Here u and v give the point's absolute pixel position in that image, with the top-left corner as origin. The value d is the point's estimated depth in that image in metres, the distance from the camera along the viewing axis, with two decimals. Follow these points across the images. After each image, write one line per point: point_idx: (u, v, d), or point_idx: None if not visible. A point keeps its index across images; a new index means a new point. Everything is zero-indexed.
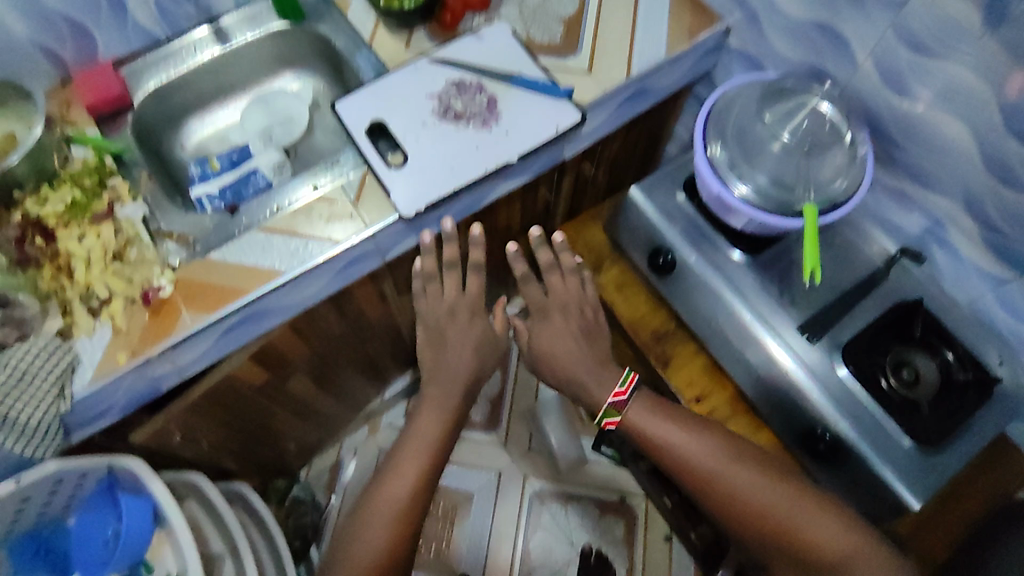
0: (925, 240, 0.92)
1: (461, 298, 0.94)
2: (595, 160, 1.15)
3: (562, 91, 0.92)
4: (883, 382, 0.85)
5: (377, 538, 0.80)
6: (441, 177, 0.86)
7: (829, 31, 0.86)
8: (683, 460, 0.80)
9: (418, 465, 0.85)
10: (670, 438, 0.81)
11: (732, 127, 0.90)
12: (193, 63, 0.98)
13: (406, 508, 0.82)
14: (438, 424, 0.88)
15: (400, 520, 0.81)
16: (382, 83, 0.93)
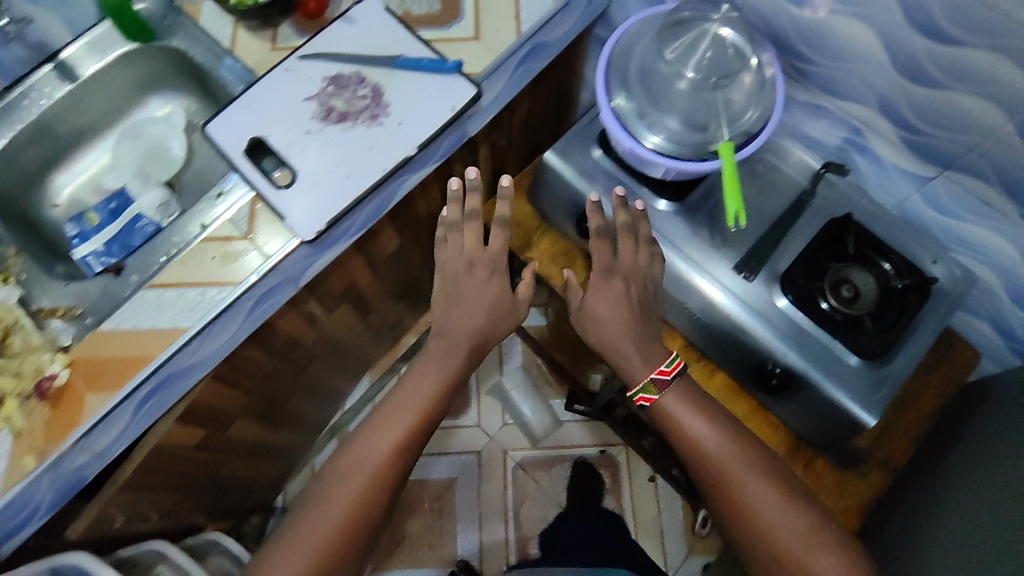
0: (846, 150, 0.89)
1: (482, 253, 0.91)
2: (507, 124, 1.09)
3: (450, 66, 0.84)
4: (822, 302, 0.84)
5: (343, 494, 0.80)
6: (338, 189, 0.79)
7: None
8: (699, 448, 0.82)
9: (398, 429, 0.84)
10: (702, 435, 0.82)
11: (636, 71, 0.83)
12: (39, 109, 0.89)
13: (380, 470, 0.82)
14: (423, 388, 0.87)
15: (370, 482, 0.81)
16: (254, 93, 0.84)
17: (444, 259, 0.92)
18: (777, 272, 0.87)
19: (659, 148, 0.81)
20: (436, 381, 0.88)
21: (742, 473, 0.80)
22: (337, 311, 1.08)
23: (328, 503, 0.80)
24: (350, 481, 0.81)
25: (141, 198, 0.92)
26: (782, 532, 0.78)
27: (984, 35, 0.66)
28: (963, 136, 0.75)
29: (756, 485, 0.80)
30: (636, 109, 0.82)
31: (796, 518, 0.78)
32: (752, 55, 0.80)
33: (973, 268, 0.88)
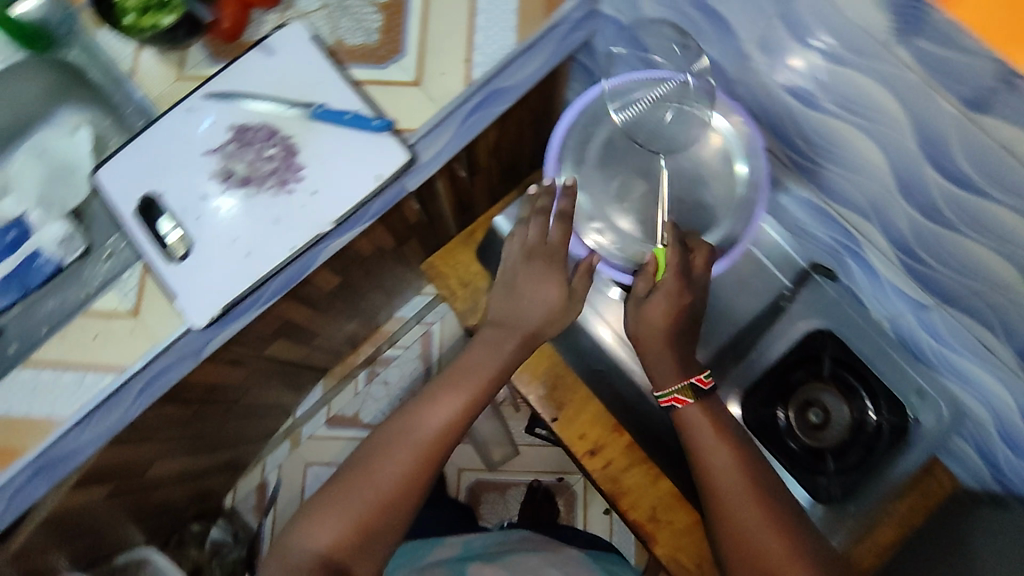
0: (839, 254, 0.75)
1: (542, 244, 0.74)
2: (468, 167, 0.95)
3: (376, 124, 0.71)
4: (780, 418, 0.76)
5: (395, 463, 0.69)
6: (234, 268, 0.69)
7: (707, 10, 0.64)
8: (699, 455, 0.70)
9: (463, 394, 0.72)
10: (700, 434, 0.70)
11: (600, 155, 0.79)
12: None
13: (432, 443, 0.70)
14: (494, 358, 0.74)
15: (427, 450, 0.70)
16: (148, 136, 0.73)
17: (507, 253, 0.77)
18: (740, 382, 0.78)
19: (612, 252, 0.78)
20: (508, 353, 0.75)
21: (732, 481, 0.68)
22: (273, 347, 1.00)
23: (371, 475, 0.68)
24: (402, 450, 0.69)
25: (41, 231, 0.83)
26: (767, 558, 0.64)
27: (1008, 192, 0.50)
28: (968, 282, 0.61)
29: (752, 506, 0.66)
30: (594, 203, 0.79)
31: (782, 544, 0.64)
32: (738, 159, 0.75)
33: (966, 403, 0.71)
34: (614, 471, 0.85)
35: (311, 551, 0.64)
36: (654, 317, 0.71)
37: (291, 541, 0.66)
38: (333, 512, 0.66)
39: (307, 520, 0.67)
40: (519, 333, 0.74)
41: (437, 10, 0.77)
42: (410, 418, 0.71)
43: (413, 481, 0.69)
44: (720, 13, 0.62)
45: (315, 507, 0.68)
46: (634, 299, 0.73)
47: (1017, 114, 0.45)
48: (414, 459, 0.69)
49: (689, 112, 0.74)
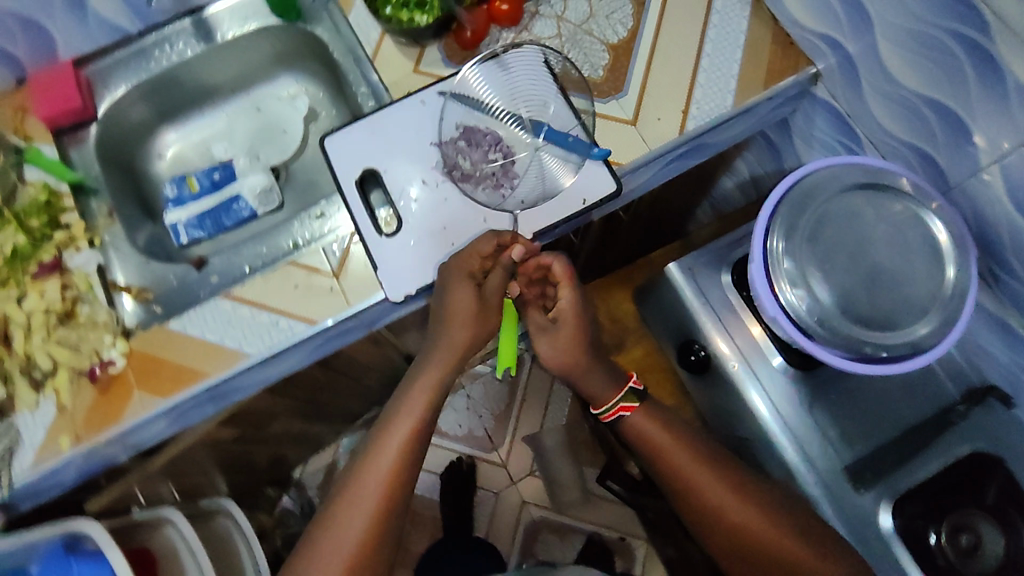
0: (1018, 377, 0.71)
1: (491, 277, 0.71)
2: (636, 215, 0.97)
3: (594, 152, 0.74)
4: (930, 535, 0.73)
5: (358, 516, 0.66)
6: (437, 255, 0.73)
7: (948, 115, 0.65)
8: (675, 475, 0.72)
9: (403, 435, 0.69)
10: (671, 450, 0.73)
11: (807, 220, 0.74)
12: (161, 62, 0.85)
13: (396, 473, 0.68)
14: (430, 386, 0.72)
15: (383, 497, 0.67)
16: (380, 117, 0.77)
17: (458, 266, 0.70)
18: (892, 488, 0.74)
19: (800, 313, 0.72)
20: (444, 372, 0.72)
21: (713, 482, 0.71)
22: (406, 340, 1.02)
23: (341, 526, 0.66)
24: (360, 505, 0.67)
25: (246, 178, 0.89)
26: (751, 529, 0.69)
27: None
28: None
29: (735, 496, 0.71)
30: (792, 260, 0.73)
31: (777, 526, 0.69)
32: (949, 263, 0.69)
33: None
34: None
35: None
36: (567, 332, 0.75)
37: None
38: (311, 572, 0.65)
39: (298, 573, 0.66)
40: (458, 352, 0.72)
41: (664, 58, 0.81)
42: (363, 465, 0.69)
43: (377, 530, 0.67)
44: (962, 116, 0.64)
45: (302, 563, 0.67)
46: (547, 324, 0.76)
47: None
48: (372, 510, 0.67)
49: (897, 209, 0.72)
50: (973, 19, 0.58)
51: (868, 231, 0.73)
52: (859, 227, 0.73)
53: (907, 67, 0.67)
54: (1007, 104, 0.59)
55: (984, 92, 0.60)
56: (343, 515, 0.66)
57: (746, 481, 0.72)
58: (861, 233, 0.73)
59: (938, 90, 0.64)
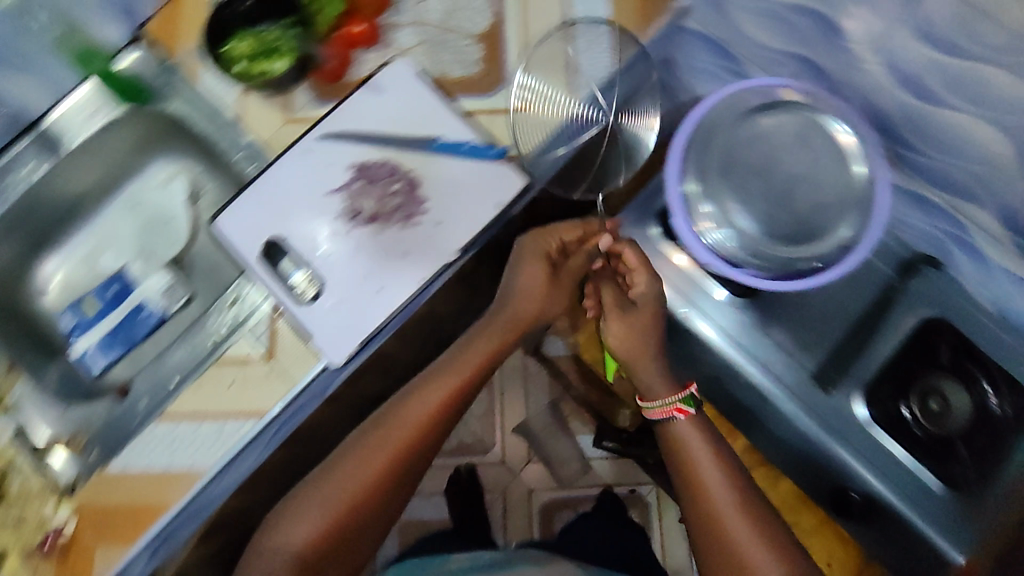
0: (943, 243, 0.76)
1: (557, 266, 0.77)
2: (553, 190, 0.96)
3: (495, 151, 0.72)
4: (904, 410, 0.78)
5: (372, 466, 0.70)
6: (368, 306, 0.69)
7: (814, 15, 0.65)
8: (692, 474, 0.68)
9: (442, 395, 0.73)
10: (698, 460, 0.68)
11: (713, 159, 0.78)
12: (13, 193, 0.79)
13: (417, 436, 0.71)
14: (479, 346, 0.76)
15: (401, 453, 0.71)
16: (265, 180, 0.73)
17: (529, 246, 0.76)
18: (863, 377, 0.79)
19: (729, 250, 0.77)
20: (497, 341, 0.76)
21: (724, 495, 0.66)
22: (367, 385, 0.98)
23: (352, 477, 0.70)
24: (378, 459, 0.70)
25: (144, 281, 0.83)
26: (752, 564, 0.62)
27: None
28: None
29: (742, 518, 0.65)
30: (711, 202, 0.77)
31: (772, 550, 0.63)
32: (856, 161, 0.74)
33: None
34: None
35: (287, 550, 0.68)
36: (644, 315, 0.74)
37: (267, 536, 0.70)
38: (310, 510, 0.69)
39: (283, 513, 0.70)
40: (509, 329, 0.76)
41: (536, 34, 0.78)
42: (393, 417, 0.72)
43: (384, 482, 0.71)
44: (829, 16, 0.64)
45: (301, 501, 0.70)
46: (626, 303, 0.75)
47: None
48: (386, 465, 0.70)
49: (798, 122, 0.75)
50: None
51: (774, 151, 0.76)
52: (762, 150, 0.77)
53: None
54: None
55: None
56: (359, 461, 0.70)
57: (759, 510, 0.66)
58: (767, 155, 0.77)
59: None
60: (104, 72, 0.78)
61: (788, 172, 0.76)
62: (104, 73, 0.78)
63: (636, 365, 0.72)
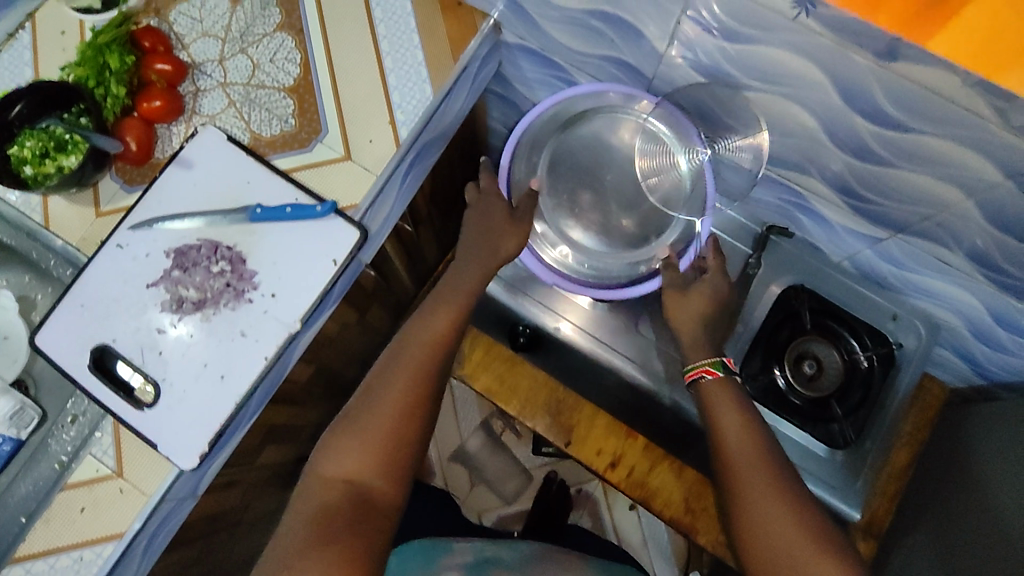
0: (789, 211, 0.78)
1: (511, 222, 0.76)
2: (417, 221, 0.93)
3: (320, 210, 0.68)
4: (778, 378, 0.77)
5: (395, 385, 0.64)
6: (212, 396, 0.66)
7: (613, 20, 0.65)
8: (714, 443, 0.65)
9: (446, 313, 0.69)
10: (729, 428, 0.65)
11: (553, 169, 0.81)
12: None
13: (440, 346, 0.68)
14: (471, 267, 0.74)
15: (419, 371, 0.66)
16: (81, 284, 0.69)
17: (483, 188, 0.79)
18: (735, 353, 0.79)
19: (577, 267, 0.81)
20: (485, 257, 0.74)
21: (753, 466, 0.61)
22: (264, 456, 0.94)
23: (380, 402, 0.64)
24: (399, 378, 0.65)
25: None
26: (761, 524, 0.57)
27: (932, 121, 0.54)
28: (914, 207, 0.66)
29: (762, 483, 0.60)
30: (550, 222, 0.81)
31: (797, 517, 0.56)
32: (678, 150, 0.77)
33: (939, 318, 0.77)
34: (639, 476, 0.83)
35: (337, 478, 0.60)
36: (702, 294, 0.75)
37: (312, 474, 0.62)
38: (349, 435, 0.62)
39: (326, 448, 0.62)
40: (485, 254, 0.74)
41: (348, 76, 0.75)
42: (407, 338, 0.68)
43: (412, 403, 0.64)
44: (623, 18, 0.64)
45: (342, 427, 0.63)
46: (683, 280, 0.76)
47: (924, 52, 0.48)
48: (411, 381, 0.65)
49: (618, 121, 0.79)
50: None
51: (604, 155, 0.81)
52: (596, 153, 0.81)
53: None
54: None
55: None
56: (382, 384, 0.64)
57: (790, 482, 0.59)
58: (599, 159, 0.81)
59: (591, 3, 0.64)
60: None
61: (616, 181, 0.81)
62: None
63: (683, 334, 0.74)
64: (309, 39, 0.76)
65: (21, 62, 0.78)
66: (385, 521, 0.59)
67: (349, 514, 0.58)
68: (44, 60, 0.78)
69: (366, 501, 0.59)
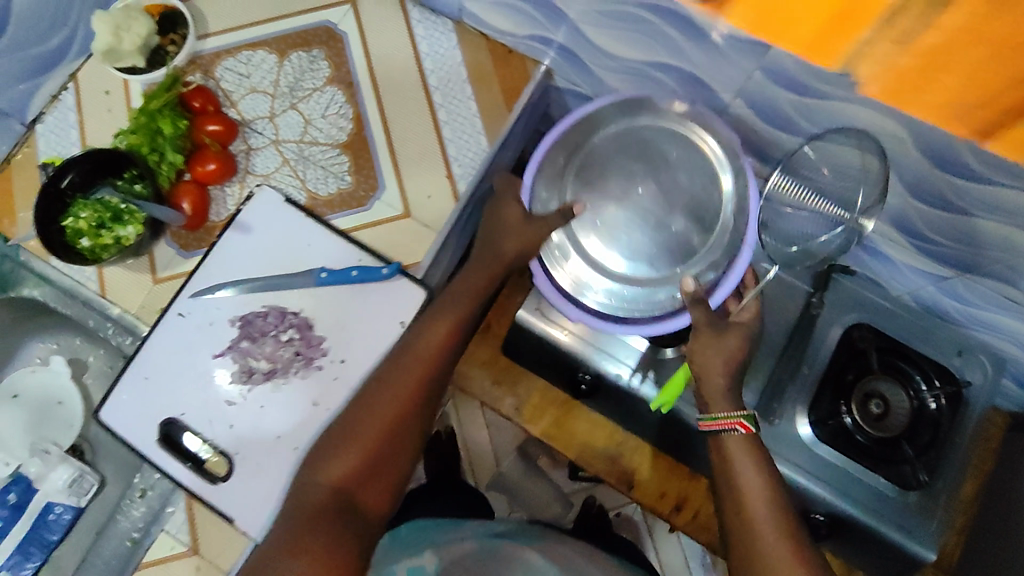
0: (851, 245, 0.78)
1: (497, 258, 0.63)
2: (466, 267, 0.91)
3: (385, 272, 0.68)
4: (845, 417, 0.75)
5: (395, 388, 0.57)
6: (288, 467, 0.65)
7: (675, 71, 0.65)
8: (734, 505, 0.54)
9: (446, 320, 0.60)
10: (752, 491, 0.54)
11: (571, 181, 0.68)
12: None
13: (437, 358, 0.58)
14: (479, 274, 0.63)
15: (422, 377, 0.58)
16: (143, 356, 0.67)
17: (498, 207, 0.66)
18: (801, 394, 0.76)
19: (584, 288, 0.66)
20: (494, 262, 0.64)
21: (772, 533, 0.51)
22: None
23: (377, 405, 0.56)
24: (397, 382, 0.57)
25: (46, 480, 0.78)
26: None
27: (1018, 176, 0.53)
28: (986, 252, 0.65)
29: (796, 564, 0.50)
30: (569, 235, 0.66)
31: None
32: (726, 172, 0.66)
33: (1005, 353, 0.77)
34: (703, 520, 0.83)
35: (319, 485, 0.53)
36: (735, 347, 0.59)
37: (301, 478, 0.54)
38: (344, 438, 0.55)
39: (318, 454, 0.56)
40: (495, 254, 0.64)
41: (403, 131, 0.74)
42: (408, 347, 0.59)
43: (412, 409, 0.56)
44: (690, 70, 0.64)
45: (331, 435, 0.56)
46: (718, 323, 0.60)
47: None
48: (413, 389, 0.57)
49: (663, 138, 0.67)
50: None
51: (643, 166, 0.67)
52: (631, 166, 0.67)
53: (619, 40, 0.64)
54: (717, 50, 0.58)
55: (696, 50, 0.60)
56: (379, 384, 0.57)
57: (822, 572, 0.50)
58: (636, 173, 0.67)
59: (656, 55, 0.64)
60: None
61: (650, 199, 0.66)
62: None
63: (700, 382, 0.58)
64: (359, 94, 0.75)
65: (66, 124, 0.76)
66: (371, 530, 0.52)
67: (334, 522, 0.50)
68: (89, 122, 0.76)
69: (341, 522, 0.51)
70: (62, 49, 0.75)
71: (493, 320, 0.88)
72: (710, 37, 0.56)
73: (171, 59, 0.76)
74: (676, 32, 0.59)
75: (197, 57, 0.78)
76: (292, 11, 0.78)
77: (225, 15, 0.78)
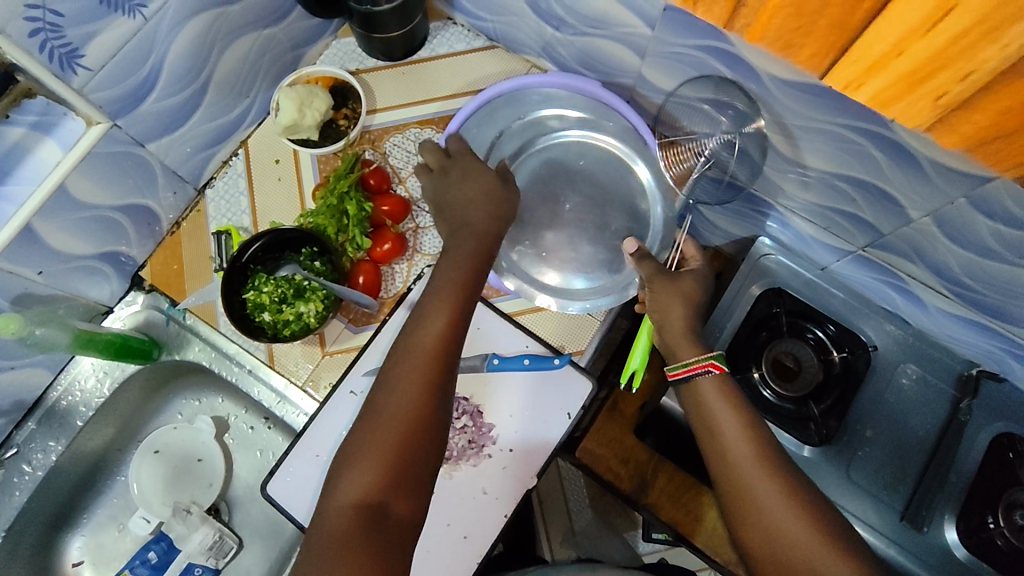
0: (1000, 357, 0.73)
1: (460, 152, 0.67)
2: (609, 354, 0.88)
3: (558, 363, 0.69)
4: (988, 520, 0.72)
5: (406, 393, 0.53)
6: (457, 559, 0.66)
7: (866, 187, 0.62)
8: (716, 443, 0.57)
9: (446, 307, 0.57)
10: (726, 427, 0.57)
11: None
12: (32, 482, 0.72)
13: (433, 349, 0.55)
14: (453, 263, 0.60)
15: (433, 372, 0.54)
16: (313, 432, 0.68)
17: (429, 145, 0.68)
18: (949, 503, 0.74)
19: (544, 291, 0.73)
20: (468, 254, 0.61)
21: (749, 463, 0.55)
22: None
23: (387, 415, 0.53)
24: (406, 377, 0.54)
25: (187, 540, 0.77)
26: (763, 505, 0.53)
27: None
28: None
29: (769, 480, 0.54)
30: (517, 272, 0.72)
31: (821, 538, 0.51)
32: (634, 160, 0.75)
33: None
34: None
35: (342, 504, 0.50)
36: (691, 287, 0.66)
37: (323, 498, 0.52)
38: (359, 450, 0.52)
39: (337, 465, 0.53)
40: (473, 230, 0.62)
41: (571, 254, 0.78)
42: (400, 350, 0.56)
43: (424, 420, 0.53)
44: (880, 187, 0.61)
45: (348, 446, 0.53)
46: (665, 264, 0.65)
47: None
48: (422, 384, 0.54)
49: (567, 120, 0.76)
50: (868, 118, 0.52)
51: (563, 183, 0.75)
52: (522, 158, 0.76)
53: (816, 153, 0.61)
54: (925, 175, 0.54)
55: (896, 168, 0.56)
56: (388, 392, 0.53)
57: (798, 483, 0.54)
58: (550, 178, 0.76)
59: (843, 167, 0.61)
60: (82, 340, 0.67)
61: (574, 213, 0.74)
62: (79, 341, 0.67)
63: (664, 321, 0.64)
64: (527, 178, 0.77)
65: (236, 192, 0.77)
66: (405, 541, 0.50)
67: (371, 538, 0.48)
68: (259, 191, 0.77)
69: (375, 534, 0.48)
70: (240, 119, 0.76)
71: (622, 400, 0.84)
72: (921, 163, 0.53)
73: (344, 134, 0.77)
74: (882, 154, 0.55)
75: (366, 131, 0.79)
76: (459, 91, 0.80)
77: (394, 93, 0.80)
